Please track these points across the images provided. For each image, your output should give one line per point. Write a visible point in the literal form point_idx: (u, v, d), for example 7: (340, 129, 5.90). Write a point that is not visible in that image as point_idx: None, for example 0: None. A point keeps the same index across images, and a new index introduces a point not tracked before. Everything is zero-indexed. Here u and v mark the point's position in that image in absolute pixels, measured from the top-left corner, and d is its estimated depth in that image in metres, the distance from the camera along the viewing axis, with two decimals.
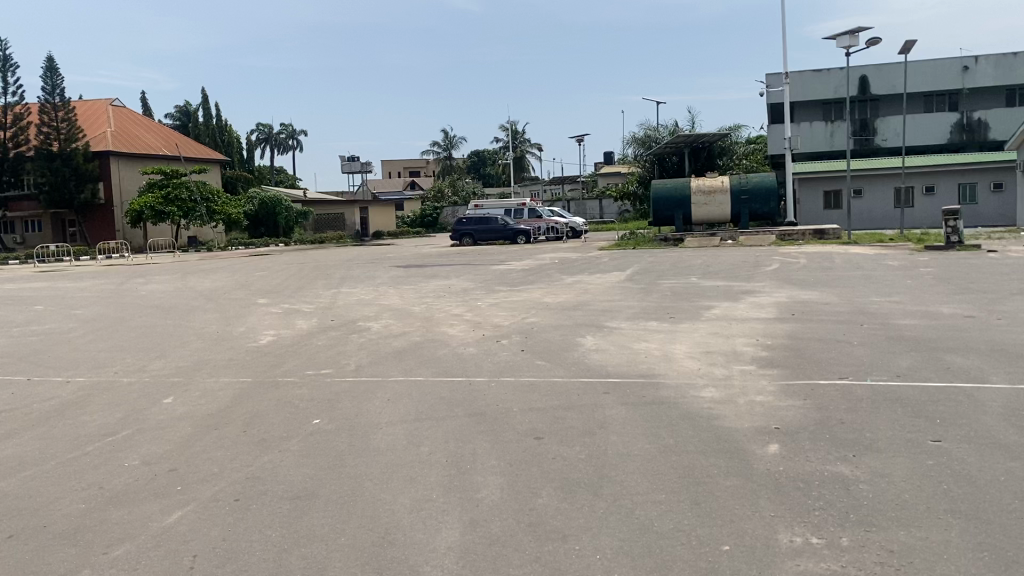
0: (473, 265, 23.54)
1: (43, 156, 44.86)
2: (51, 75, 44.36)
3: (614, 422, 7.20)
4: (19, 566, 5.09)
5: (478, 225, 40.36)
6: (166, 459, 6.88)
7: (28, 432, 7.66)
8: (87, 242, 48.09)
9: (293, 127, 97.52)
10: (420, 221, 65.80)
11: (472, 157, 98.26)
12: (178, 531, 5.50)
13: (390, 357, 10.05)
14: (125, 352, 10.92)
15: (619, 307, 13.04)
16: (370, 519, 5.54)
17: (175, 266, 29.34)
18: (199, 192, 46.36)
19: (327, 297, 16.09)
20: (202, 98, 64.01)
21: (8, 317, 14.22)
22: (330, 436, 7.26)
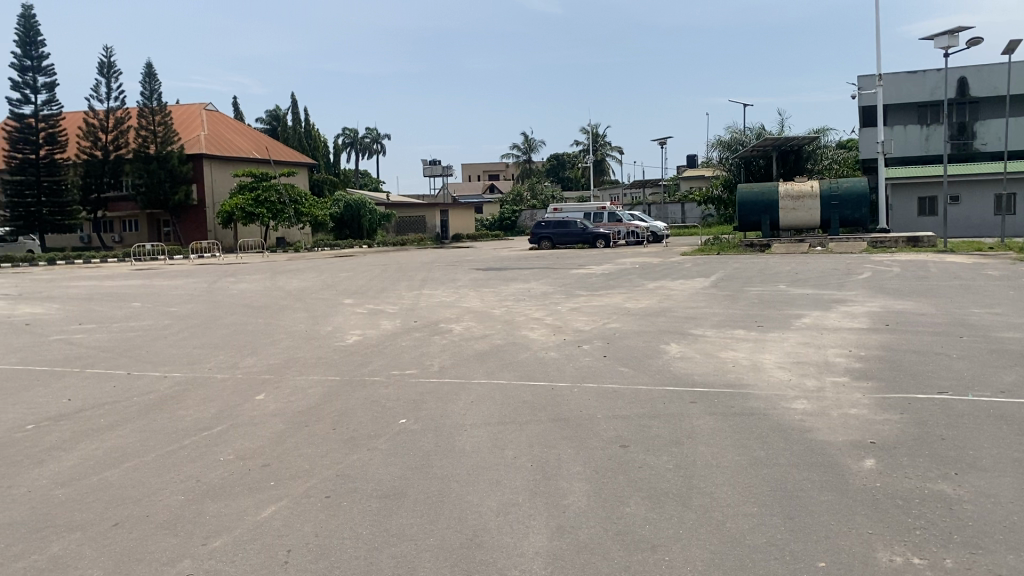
0: (554, 269, 23.56)
1: (141, 159, 46.82)
2: (149, 80, 46.26)
3: (702, 432, 7.10)
4: (123, 553, 5.30)
5: (557, 229, 40.38)
6: (258, 454, 7.08)
7: (129, 425, 7.98)
8: (180, 242, 49.93)
9: (377, 131, 99.27)
10: (499, 224, 66.26)
11: (551, 161, 98.35)
12: (272, 526, 5.63)
13: (473, 360, 10.12)
14: (219, 349, 11.27)
15: (703, 314, 12.85)
16: (458, 520, 5.58)
17: (264, 266, 30.25)
18: (288, 195, 47.60)
19: (410, 298, 16.35)
20: (291, 102, 65.73)
21: (109, 312, 14.88)
22: (416, 436, 7.35)
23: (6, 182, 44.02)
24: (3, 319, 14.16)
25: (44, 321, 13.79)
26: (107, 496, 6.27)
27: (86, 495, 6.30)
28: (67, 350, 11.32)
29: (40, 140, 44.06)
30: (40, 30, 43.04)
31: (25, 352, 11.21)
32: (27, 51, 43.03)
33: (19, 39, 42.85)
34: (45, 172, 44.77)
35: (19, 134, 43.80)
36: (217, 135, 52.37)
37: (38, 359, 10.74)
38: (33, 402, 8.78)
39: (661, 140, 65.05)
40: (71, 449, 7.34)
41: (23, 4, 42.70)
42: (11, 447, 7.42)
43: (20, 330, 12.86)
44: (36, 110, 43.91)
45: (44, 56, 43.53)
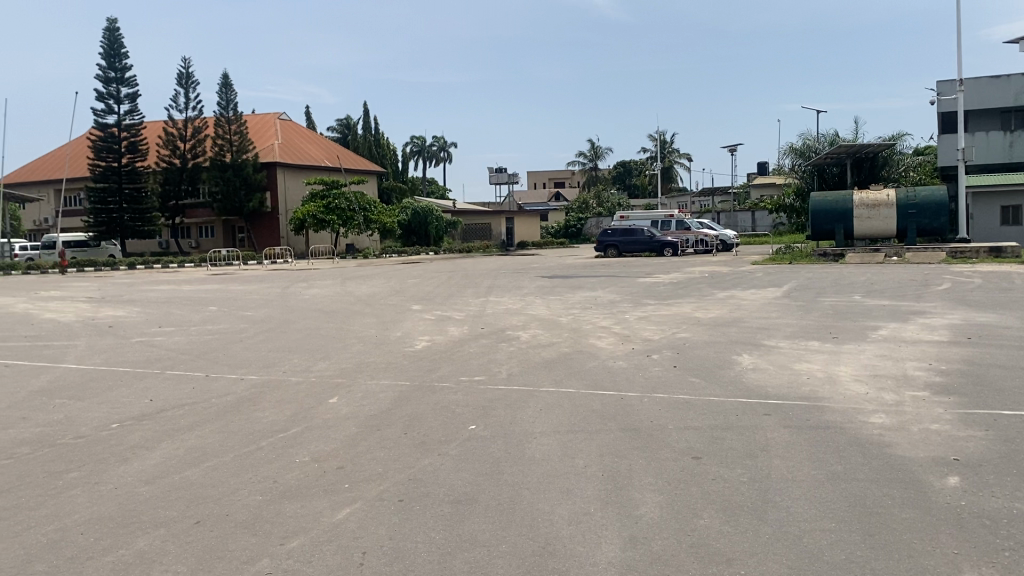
0: (620, 278, 23.43)
1: (217, 166, 48.28)
2: (226, 91, 47.61)
3: (777, 445, 6.97)
4: (205, 551, 5.44)
5: (624, 236, 40.16)
6: (333, 457, 7.21)
7: (208, 426, 8.21)
8: (253, 248, 51.36)
9: (444, 140, 100.21)
10: (564, 232, 66.26)
11: (618, 168, 97.98)
12: (347, 528, 5.72)
13: (541, 367, 10.13)
14: (293, 353, 11.52)
15: (775, 324, 12.63)
16: (530, 528, 5.59)
17: (334, 272, 30.84)
18: (358, 202, 48.36)
19: (477, 305, 16.45)
20: (362, 111, 66.94)
21: (188, 315, 15.36)
22: (487, 442, 7.40)
23: (90, 189, 45.68)
24: (90, 321, 14.76)
25: (127, 324, 14.29)
26: (189, 495, 6.45)
27: (169, 493, 6.50)
28: (149, 352, 11.70)
29: (122, 149, 45.66)
30: (124, 43, 44.67)
31: (110, 353, 11.63)
32: (111, 64, 44.69)
33: (104, 51, 44.54)
34: (127, 180, 46.37)
35: (103, 143, 45.44)
36: (290, 144, 53.66)
37: (122, 360, 11.12)
38: (118, 402, 9.11)
39: (730, 147, 64.20)
40: (154, 447, 7.59)
41: (108, 18, 44.39)
42: (98, 444, 7.69)
43: (105, 332, 13.36)
44: (119, 120, 45.55)
45: (127, 68, 45.14)
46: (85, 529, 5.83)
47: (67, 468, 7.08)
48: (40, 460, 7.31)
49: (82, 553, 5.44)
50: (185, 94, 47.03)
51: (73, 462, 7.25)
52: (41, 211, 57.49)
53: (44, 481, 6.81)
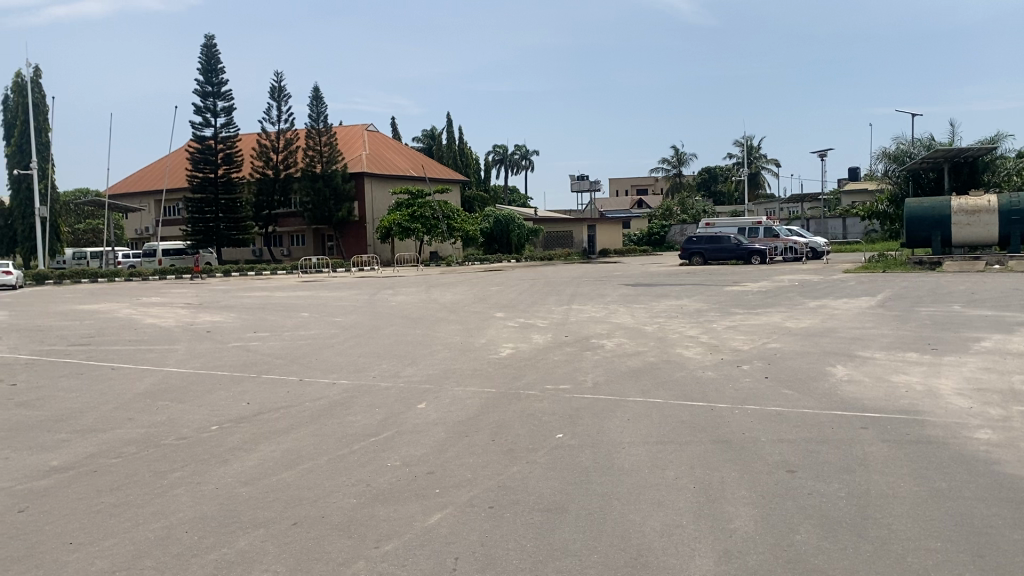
0: (708, 286, 23.07)
1: (308, 177, 49.69)
2: (316, 104, 49.01)
3: (876, 460, 6.77)
4: (304, 551, 5.59)
5: (709, 244, 39.60)
6: (422, 462, 7.31)
7: (303, 429, 8.45)
8: (342, 255, 52.80)
9: (526, 147, 100.63)
10: (648, 239, 65.77)
11: (703, 175, 96.66)
12: (439, 533, 5.80)
13: (627, 377, 10.08)
14: (381, 359, 11.75)
15: (869, 335, 12.20)
16: (621, 539, 5.56)
17: (419, 280, 31.34)
18: (442, 210, 49.03)
19: (560, 313, 16.43)
20: (446, 122, 67.86)
21: (281, 322, 15.81)
22: (575, 451, 7.40)
23: (188, 200, 47.51)
24: (190, 326, 15.35)
25: (223, 329, 14.79)
26: (286, 496, 6.65)
27: (268, 494, 6.72)
28: (245, 357, 12.09)
29: (218, 161, 47.38)
30: (220, 59, 46.43)
31: (209, 358, 12.06)
32: (208, 78, 46.48)
33: (202, 67, 46.39)
34: (223, 191, 48.04)
35: (200, 155, 47.26)
36: (377, 155, 54.91)
37: (218, 364, 11.55)
38: (216, 405, 9.44)
39: (820, 153, 62.50)
40: (251, 450, 7.84)
41: (205, 35, 46.23)
42: (199, 446, 8.00)
43: (204, 337, 13.88)
44: (216, 133, 47.31)
45: (222, 82, 46.89)
46: (189, 528, 6.05)
47: (171, 468, 7.38)
48: (147, 460, 7.64)
49: (187, 550, 5.66)
50: (278, 107, 48.64)
51: (177, 462, 7.56)
52: (142, 220, 60.13)
53: (151, 480, 7.11)
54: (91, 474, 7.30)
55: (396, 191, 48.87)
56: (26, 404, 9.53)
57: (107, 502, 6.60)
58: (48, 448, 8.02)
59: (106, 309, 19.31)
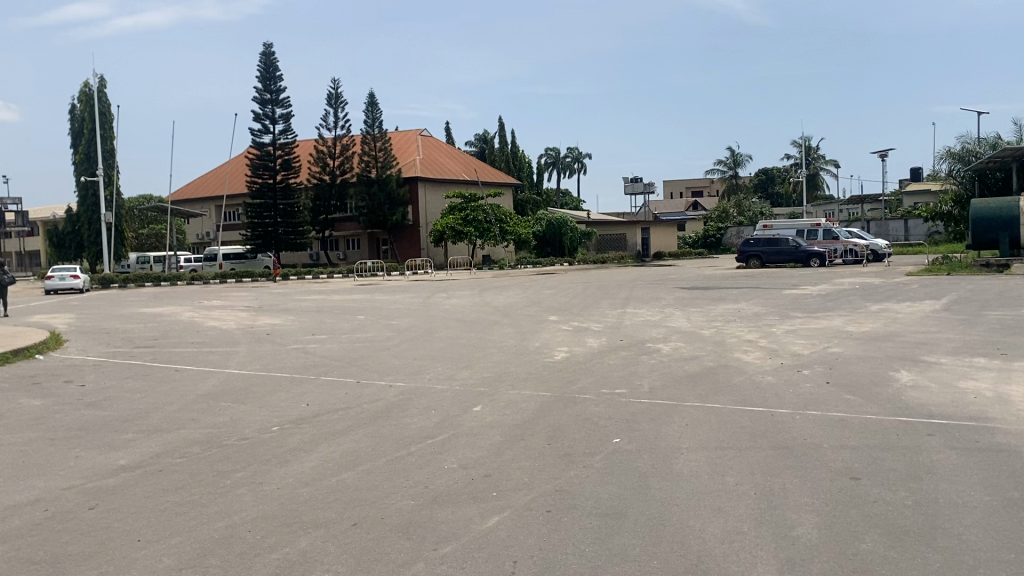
0: (765, 289, 22.74)
1: (364, 182, 50.48)
2: (371, 110, 49.66)
3: (945, 467, 6.59)
4: (363, 552, 5.65)
5: (767, 246, 39.04)
6: (479, 464, 7.34)
7: (361, 430, 8.56)
8: (396, 259, 53.51)
9: (578, 150, 100.39)
10: (703, 242, 65.15)
11: (759, 176, 95.48)
12: (497, 536, 5.81)
13: (684, 381, 9.98)
14: (436, 361, 11.84)
15: (934, 339, 11.89)
16: (681, 545, 5.50)
17: (472, 283, 31.53)
18: (494, 214, 49.21)
19: (615, 316, 16.36)
20: (499, 126, 68.12)
21: (338, 324, 16.04)
22: (632, 456, 7.35)
23: (248, 205, 48.44)
24: (250, 328, 15.69)
25: (282, 332, 15.06)
26: (346, 496, 6.74)
27: (328, 494, 6.81)
28: (303, 358, 12.31)
29: (277, 167, 48.22)
30: (278, 66, 47.32)
31: (269, 360, 12.31)
32: (267, 86, 47.39)
33: (261, 75, 47.35)
34: (282, 197, 48.86)
35: (260, 162, 48.09)
36: (430, 160, 55.42)
37: (278, 366, 11.76)
38: (277, 406, 9.63)
39: (880, 153, 61.13)
40: (311, 450, 7.97)
41: (265, 43, 47.17)
42: (260, 446, 8.15)
43: (264, 339, 14.18)
44: (275, 139, 48.17)
45: (281, 90, 47.76)
46: (253, 527, 6.17)
47: (233, 468, 7.53)
48: (210, 459, 7.81)
49: (250, 549, 5.76)
50: (335, 113, 49.40)
51: (239, 462, 7.72)
52: (204, 225, 61.63)
53: (214, 480, 7.26)
54: (158, 473, 7.49)
55: (450, 195, 49.20)
56: (96, 404, 9.84)
57: (173, 501, 6.76)
58: (117, 447, 8.26)
59: (170, 312, 19.86)
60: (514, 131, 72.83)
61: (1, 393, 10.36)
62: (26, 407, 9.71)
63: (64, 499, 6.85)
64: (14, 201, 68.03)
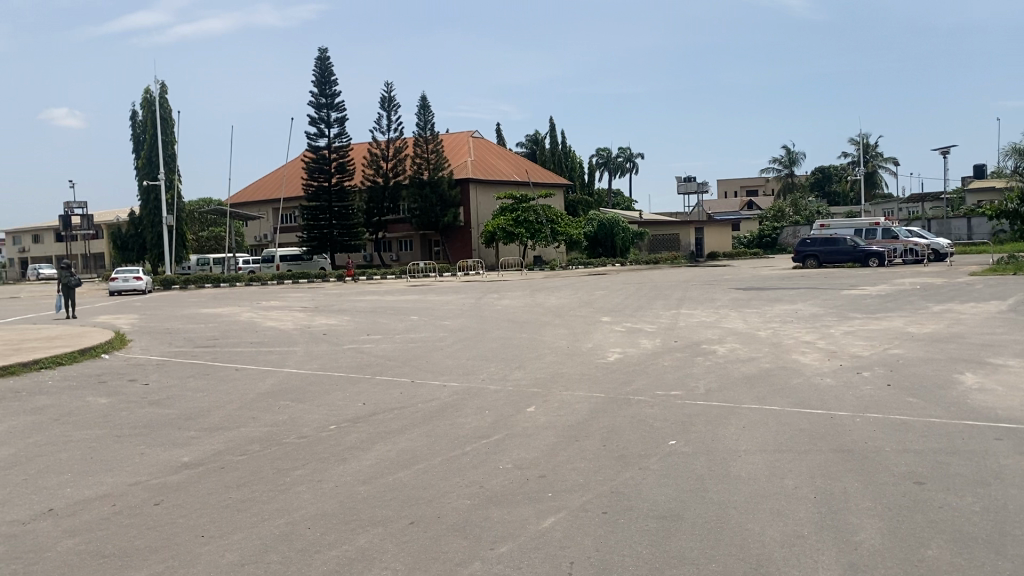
0: (824, 289, 22.34)
1: (416, 184, 51.07)
2: (424, 112, 50.09)
3: (1014, 473, 6.41)
4: (421, 551, 5.71)
5: (824, 246, 38.39)
6: (535, 465, 7.35)
7: (418, 429, 8.65)
8: (448, 260, 54.01)
9: (630, 150, 99.92)
10: (758, 242, 64.30)
11: (816, 174, 93.99)
12: (554, 537, 5.82)
13: (741, 383, 9.87)
14: (489, 361, 11.90)
15: (1001, 341, 11.56)
16: (740, 548, 5.45)
17: (524, 284, 31.65)
18: (546, 215, 49.22)
19: (669, 317, 16.25)
20: (550, 127, 68.16)
21: (392, 325, 16.24)
22: (688, 458, 7.30)
23: (303, 207, 49.27)
24: (307, 328, 15.94)
25: (338, 332, 15.29)
26: (402, 495, 6.82)
27: (385, 493, 6.89)
28: (359, 358, 12.48)
29: (332, 170, 48.89)
30: (333, 71, 48.02)
31: (326, 359, 12.50)
32: (323, 90, 48.14)
33: (317, 80, 48.12)
34: (336, 199, 49.50)
35: (315, 165, 48.82)
36: (482, 161, 55.76)
37: (334, 366, 11.92)
38: (334, 404, 9.79)
39: (942, 150, 59.52)
40: (368, 449, 8.07)
41: (320, 48, 47.93)
42: (319, 444, 8.29)
43: (320, 339, 14.43)
44: (330, 142, 48.84)
45: (336, 94, 48.46)
46: (312, 524, 6.27)
47: (293, 466, 7.67)
48: (270, 457, 7.96)
49: (310, 546, 5.87)
50: (388, 116, 49.96)
51: (299, 459, 7.86)
52: (260, 227, 62.81)
53: (275, 477, 7.40)
54: (219, 470, 7.67)
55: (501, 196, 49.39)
56: (160, 402, 10.10)
57: (234, 497, 6.90)
58: (179, 445, 8.46)
59: (229, 313, 20.35)
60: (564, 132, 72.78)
61: (70, 391, 10.71)
62: (95, 405, 10.01)
63: (130, 495, 7.04)
64: (79, 204, 70.16)
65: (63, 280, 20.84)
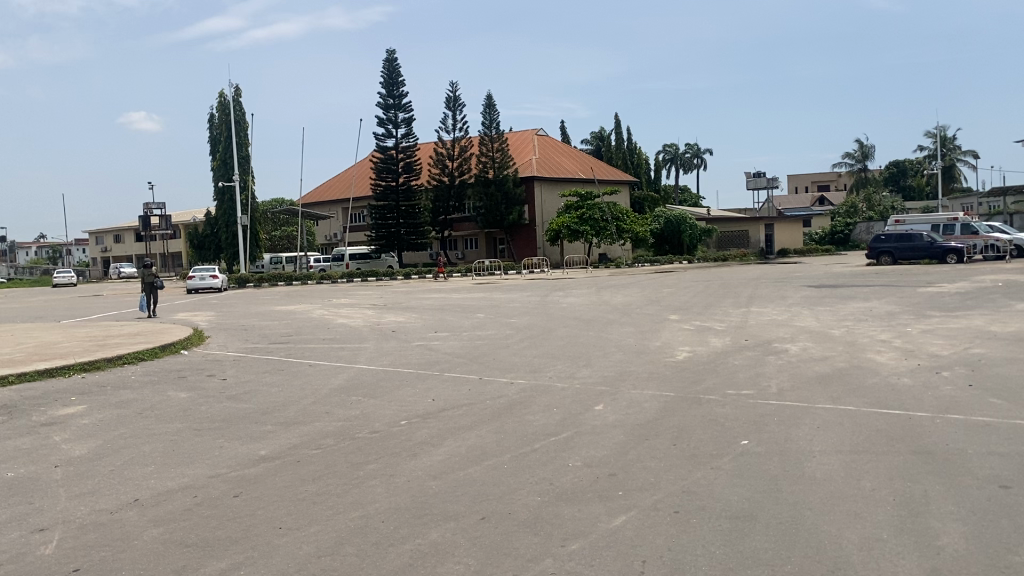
0: (899, 287, 21.69)
1: (481, 182, 51.36)
2: (489, 111, 50.30)
3: None
4: (493, 547, 5.77)
5: (899, 242, 37.23)
6: (604, 463, 7.35)
7: (487, 426, 8.73)
8: (513, 258, 54.26)
9: (698, 145, 98.83)
10: (830, 238, 62.97)
11: (890, 168, 91.60)
12: (625, 535, 5.82)
13: (815, 383, 9.68)
14: (556, 359, 11.92)
15: None
16: (816, 550, 5.37)
17: (590, 281, 31.58)
18: (611, 213, 49.01)
19: (738, 315, 16.02)
20: (615, 124, 67.82)
21: (459, 322, 16.36)
22: (761, 458, 7.21)
23: (372, 207, 49.96)
24: (376, 325, 16.19)
25: (406, 329, 15.50)
26: (473, 491, 6.89)
27: (457, 488, 6.97)
28: (427, 355, 12.63)
29: (399, 169, 49.48)
30: (401, 72, 48.57)
31: (395, 356, 12.68)
32: (390, 91, 48.77)
33: (385, 81, 48.77)
34: (403, 198, 50.06)
35: (383, 165, 49.41)
36: (547, 159, 55.82)
37: (403, 362, 12.10)
38: (404, 400, 9.94)
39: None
40: (438, 445, 8.19)
41: (388, 49, 48.58)
42: (390, 439, 8.45)
43: (390, 336, 14.64)
44: (397, 142, 49.42)
45: (403, 95, 49.03)
46: (386, 517, 6.40)
47: (365, 461, 7.82)
48: (343, 451, 8.14)
49: (384, 539, 5.98)
50: (453, 115, 50.34)
51: (371, 454, 8.02)
52: (330, 227, 64.03)
53: (348, 471, 7.57)
54: (295, 463, 7.87)
55: (566, 194, 49.31)
56: (236, 397, 10.40)
57: (310, 490, 7.09)
58: (256, 438, 8.70)
59: (302, 310, 20.78)
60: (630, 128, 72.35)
61: (153, 386, 11.12)
62: (175, 400, 10.36)
63: (211, 486, 7.29)
64: (158, 205, 72.58)
65: (145, 280, 21.60)
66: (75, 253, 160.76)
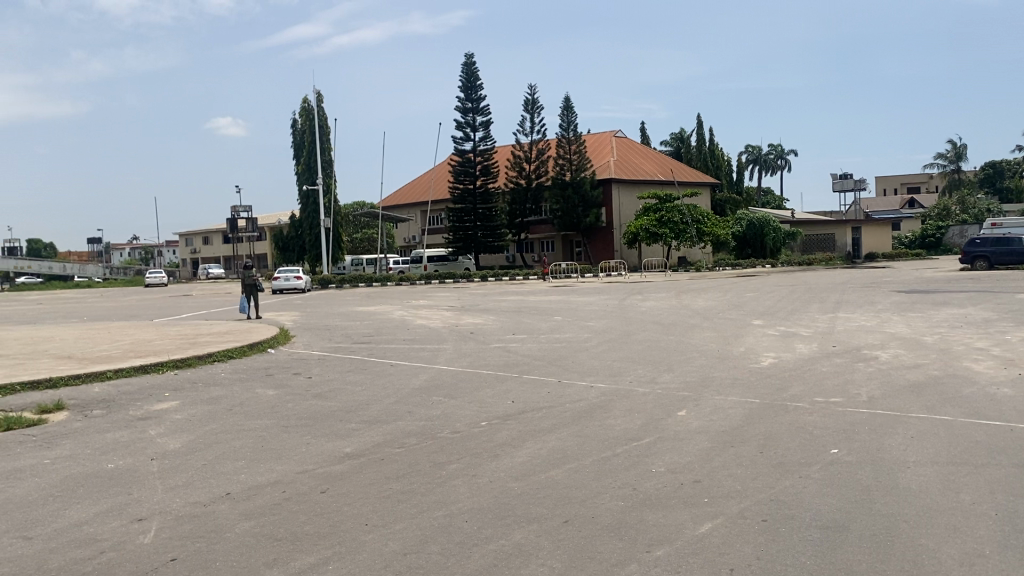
0: (999, 293, 20.77)
1: (558, 185, 51.35)
2: (567, 114, 50.30)
3: None
4: (577, 550, 5.75)
5: (996, 246, 35.65)
6: (688, 469, 7.26)
7: (567, 429, 8.72)
8: (590, 261, 54.18)
9: (782, 147, 96.81)
10: (920, 241, 60.88)
11: (986, 170, 88.11)
12: (712, 542, 5.74)
13: (907, 391, 9.37)
14: (637, 363, 11.83)
15: None
16: (914, 564, 5.19)
17: (669, 285, 31.20)
18: (691, 215, 48.36)
19: (825, 321, 15.57)
20: (696, 125, 67.02)
21: (538, 324, 16.38)
22: (851, 467, 7.01)
23: (450, 210, 50.51)
24: (457, 327, 16.30)
25: (485, 331, 15.59)
26: (556, 493, 6.89)
27: (540, 490, 6.99)
28: (507, 357, 12.68)
29: (477, 172, 49.87)
30: (479, 75, 48.97)
31: (474, 357, 12.75)
32: (469, 95, 49.22)
33: (463, 85, 49.23)
34: (481, 201, 50.41)
35: (461, 168, 49.92)
36: (625, 161, 55.60)
37: (483, 364, 12.18)
38: (485, 402, 10.01)
39: None
40: (519, 446, 8.21)
41: (466, 54, 49.07)
42: (472, 439, 8.53)
43: (469, 338, 14.74)
44: (475, 146, 49.80)
45: (481, 98, 49.43)
46: (469, 518, 6.44)
47: (447, 461, 7.89)
48: (427, 450, 8.23)
49: (468, 539, 6.03)
50: (530, 118, 50.50)
51: (453, 454, 8.09)
52: (410, 229, 65.08)
53: (432, 470, 7.66)
54: (379, 461, 8.00)
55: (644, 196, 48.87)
56: (322, 396, 10.63)
57: (394, 489, 7.19)
58: (341, 436, 8.87)
59: (384, 311, 21.13)
60: (710, 129, 71.41)
61: (242, 383, 11.47)
62: (264, 397, 10.64)
63: (299, 482, 7.47)
64: (245, 208, 74.84)
65: (245, 281, 22.23)
66: (166, 254, 167.70)
